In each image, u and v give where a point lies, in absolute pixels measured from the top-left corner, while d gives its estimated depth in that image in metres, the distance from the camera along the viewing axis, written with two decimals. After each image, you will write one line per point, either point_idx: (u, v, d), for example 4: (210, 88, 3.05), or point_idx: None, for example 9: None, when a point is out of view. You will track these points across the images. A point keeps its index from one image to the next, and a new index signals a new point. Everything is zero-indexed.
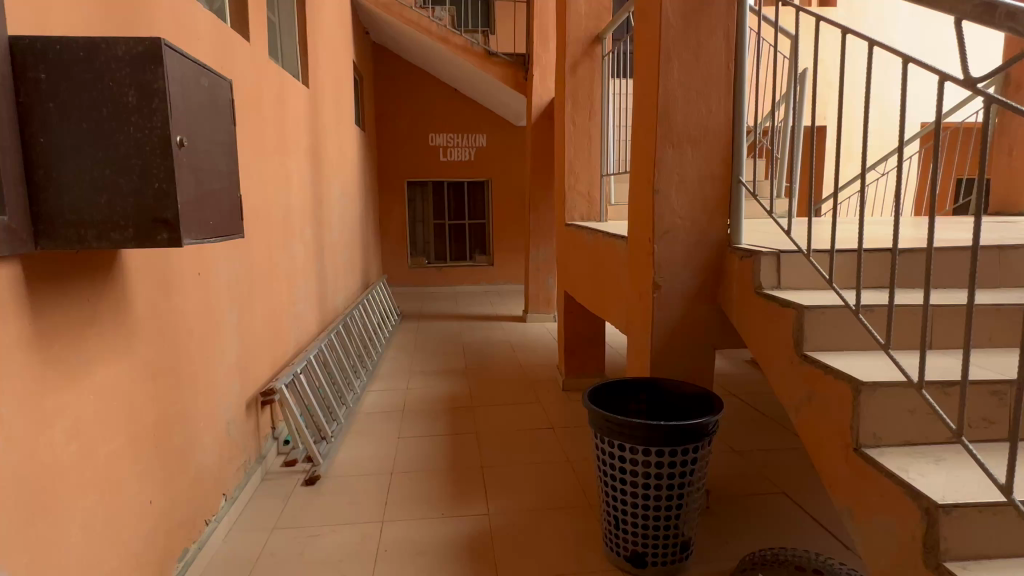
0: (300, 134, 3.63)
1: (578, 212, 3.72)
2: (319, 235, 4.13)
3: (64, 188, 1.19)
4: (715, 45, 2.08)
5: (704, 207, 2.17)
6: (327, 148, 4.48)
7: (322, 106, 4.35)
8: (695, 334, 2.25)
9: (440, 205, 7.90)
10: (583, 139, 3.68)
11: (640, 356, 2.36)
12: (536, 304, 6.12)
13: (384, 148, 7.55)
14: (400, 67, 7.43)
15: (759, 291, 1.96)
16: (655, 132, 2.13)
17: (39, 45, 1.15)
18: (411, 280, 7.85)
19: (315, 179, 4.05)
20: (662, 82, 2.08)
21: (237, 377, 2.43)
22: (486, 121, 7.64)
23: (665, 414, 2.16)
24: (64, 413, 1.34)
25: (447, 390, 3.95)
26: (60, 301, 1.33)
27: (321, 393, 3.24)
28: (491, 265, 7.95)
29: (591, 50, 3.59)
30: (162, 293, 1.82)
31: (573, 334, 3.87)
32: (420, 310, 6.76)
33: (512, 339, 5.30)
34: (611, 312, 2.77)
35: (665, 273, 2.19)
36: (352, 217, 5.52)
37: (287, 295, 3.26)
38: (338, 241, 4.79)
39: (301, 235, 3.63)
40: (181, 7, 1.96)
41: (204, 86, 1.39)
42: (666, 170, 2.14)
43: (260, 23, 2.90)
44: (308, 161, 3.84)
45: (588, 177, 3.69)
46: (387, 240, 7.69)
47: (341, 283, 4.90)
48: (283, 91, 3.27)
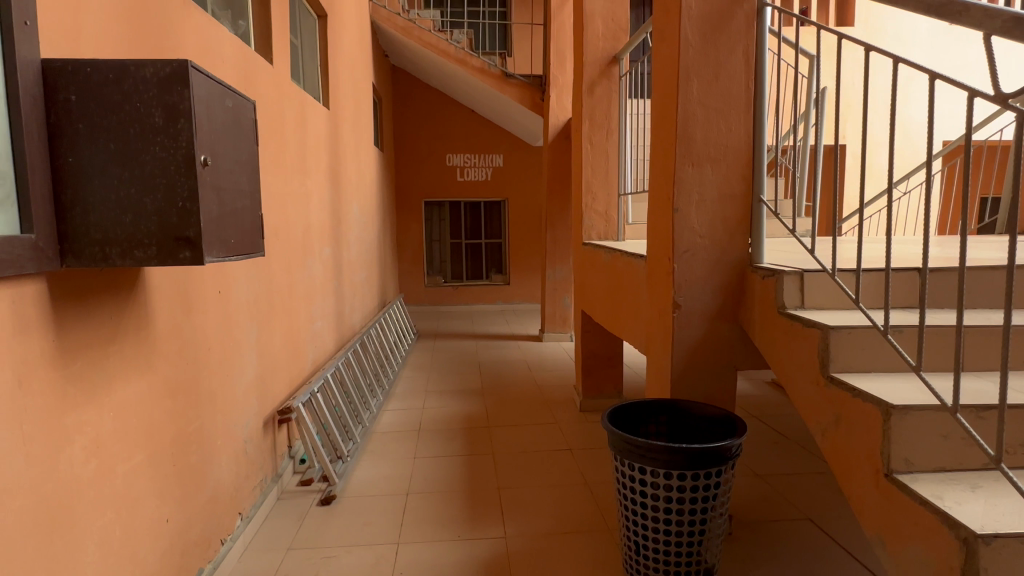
0: (320, 154, 3.68)
1: (596, 231, 3.71)
2: (337, 253, 4.17)
3: (90, 207, 1.21)
4: (734, 64, 2.08)
5: (724, 226, 2.15)
6: (346, 168, 4.54)
7: (342, 127, 4.42)
8: (716, 354, 2.21)
9: (457, 224, 7.95)
10: (601, 158, 3.68)
11: (659, 376, 2.32)
12: (552, 323, 6.09)
13: (402, 168, 7.63)
14: (419, 89, 7.54)
15: (782, 311, 1.92)
16: (674, 150, 2.12)
17: (70, 68, 1.17)
18: (427, 299, 7.87)
19: (334, 199, 4.09)
20: (681, 100, 2.08)
21: (255, 395, 2.44)
22: (503, 142, 7.70)
23: (686, 436, 2.12)
24: (84, 429, 1.34)
25: (463, 410, 3.93)
26: (84, 317, 1.34)
27: (337, 412, 3.24)
28: (507, 284, 7.95)
29: (608, 70, 3.61)
30: (183, 310, 1.83)
31: (591, 354, 3.84)
32: (436, 329, 6.76)
33: (528, 359, 5.27)
34: (629, 332, 2.74)
35: (685, 292, 2.16)
36: (370, 236, 5.57)
37: (306, 313, 3.28)
38: (355, 259, 4.83)
39: (320, 254, 3.67)
40: (207, 31, 2.01)
41: (228, 107, 1.41)
42: (686, 189, 2.12)
43: (283, 47, 2.96)
44: (328, 180, 3.89)
45: (605, 196, 3.69)
46: (404, 259, 7.74)
47: (358, 302, 4.93)
48: (304, 112, 3.32)
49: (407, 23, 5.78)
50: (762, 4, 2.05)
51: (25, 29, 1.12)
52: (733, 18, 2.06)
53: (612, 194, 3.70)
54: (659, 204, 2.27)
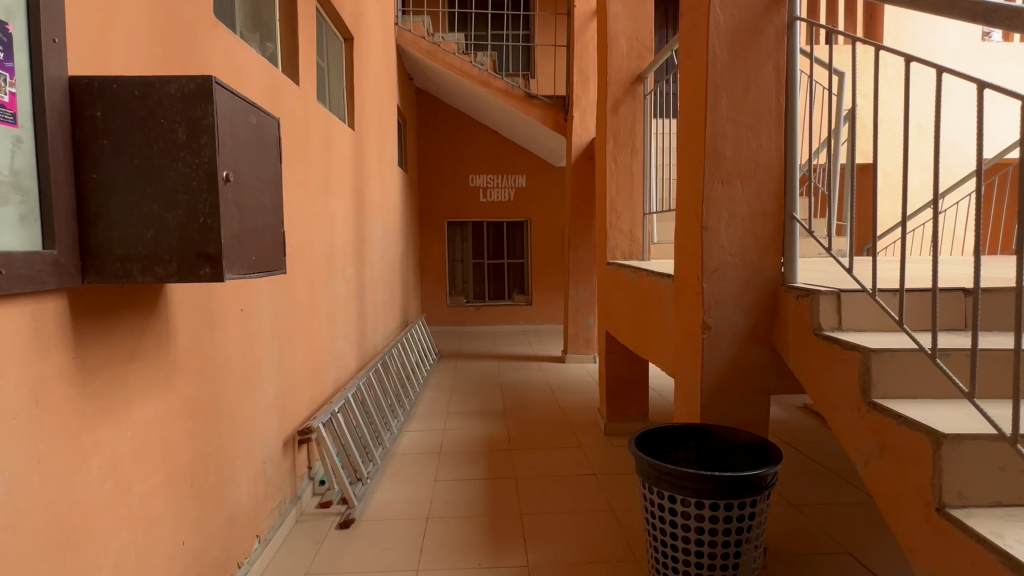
0: (345, 174, 3.71)
1: (620, 251, 3.67)
2: (360, 273, 4.17)
3: (112, 223, 1.20)
4: (764, 79, 2.03)
5: (756, 244, 2.08)
6: (371, 189, 4.57)
7: (367, 149, 4.46)
8: (748, 378, 2.13)
9: (480, 244, 7.95)
10: (625, 177, 3.64)
11: (688, 400, 2.24)
12: (575, 344, 6.00)
13: (425, 188, 7.69)
14: (443, 111, 7.63)
15: (818, 333, 1.84)
16: (702, 167, 2.06)
17: (96, 85, 1.18)
18: (449, 319, 7.85)
19: (358, 219, 4.11)
20: (709, 116, 2.03)
21: (276, 415, 2.42)
22: (526, 162, 7.72)
23: (717, 463, 2.03)
24: (100, 449, 1.32)
25: (485, 432, 3.86)
26: (105, 334, 1.33)
27: (358, 433, 3.20)
28: (529, 305, 7.90)
29: (632, 89, 3.59)
30: (205, 328, 1.83)
31: (615, 376, 3.75)
32: (458, 349, 6.73)
33: (550, 380, 5.19)
34: (655, 353, 2.67)
35: (715, 313, 2.09)
36: (393, 256, 5.60)
37: (328, 332, 3.27)
38: (378, 279, 4.83)
39: (343, 274, 3.67)
40: (234, 51, 2.03)
41: (252, 123, 1.41)
42: (715, 206, 2.06)
43: (309, 68, 2.99)
44: (352, 200, 3.91)
45: (630, 216, 3.65)
46: (427, 279, 7.75)
47: (381, 321, 4.92)
48: (330, 133, 3.35)
49: (432, 46, 5.86)
50: (793, 18, 2.00)
51: (53, 46, 1.12)
52: (762, 32, 2.02)
53: (636, 213, 3.66)
54: (687, 223, 2.22)
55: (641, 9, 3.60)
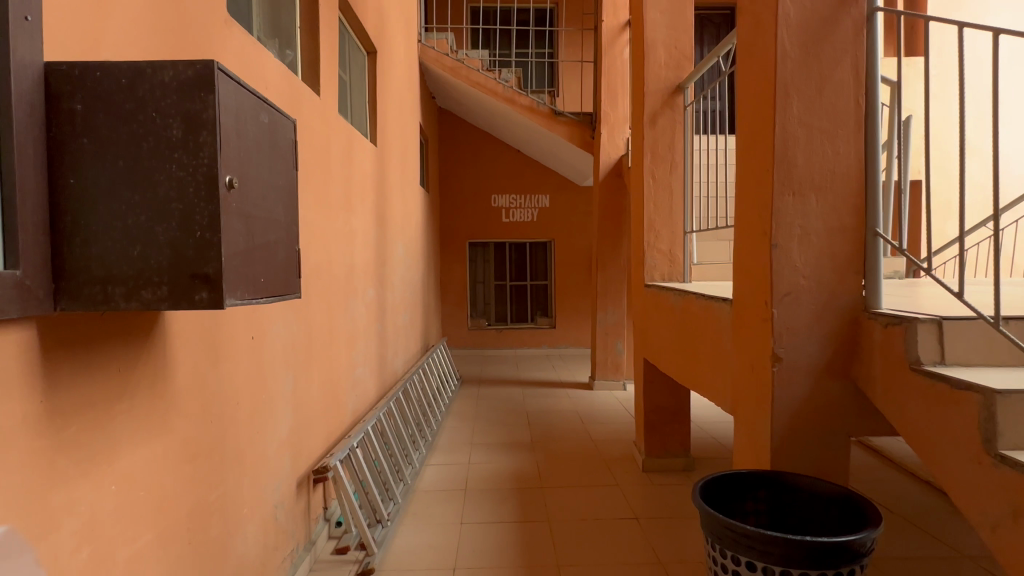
0: (366, 192, 3.52)
1: (659, 272, 3.40)
2: (381, 296, 3.96)
3: (92, 237, 0.98)
4: (841, 78, 1.79)
5: (833, 264, 1.82)
6: (392, 207, 4.39)
7: (389, 166, 4.29)
8: (824, 417, 1.85)
9: (502, 266, 7.74)
10: (664, 195, 3.40)
11: (753, 441, 1.96)
12: (604, 370, 5.71)
13: (447, 209, 7.52)
14: (465, 130, 7.49)
15: (918, 368, 1.57)
16: (770, 177, 1.82)
17: (77, 72, 0.97)
18: (470, 343, 7.61)
19: (379, 239, 3.92)
20: (779, 119, 1.79)
21: (289, 452, 2.19)
22: (549, 182, 7.54)
23: (792, 518, 1.75)
24: (74, 508, 1.09)
25: (512, 467, 3.60)
26: (85, 372, 1.11)
27: (377, 468, 2.96)
28: (553, 328, 7.64)
29: (671, 101, 3.38)
30: (210, 359, 1.61)
31: (654, 407, 3.47)
32: (480, 374, 6.49)
33: (579, 409, 4.91)
34: (709, 387, 2.40)
35: (786, 343, 1.83)
36: (414, 277, 5.40)
37: (347, 360, 3.05)
38: (400, 302, 4.63)
39: (363, 297, 3.46)
40: (248, 52, 1.85)
41: (264, 123, 1.20)
42: (787, 221, 1.81)
43: (331, 78, 2.83)
44: (374, 219, 3.73)
45: (669, 234, 3.40)
46: (448, 301, 7.55)
47: (401, 345, 4.70)
48: (351, 148, 3.18)
49: (456, 63, 5.75)
50: (873, 9, 1.77)
51: (26, 24, 0.92)
52: (838, 25, 1.79)
53: (676, 233, 3.41)
54: (750, 240, 1.97)
55: (680, 16, 3.40)
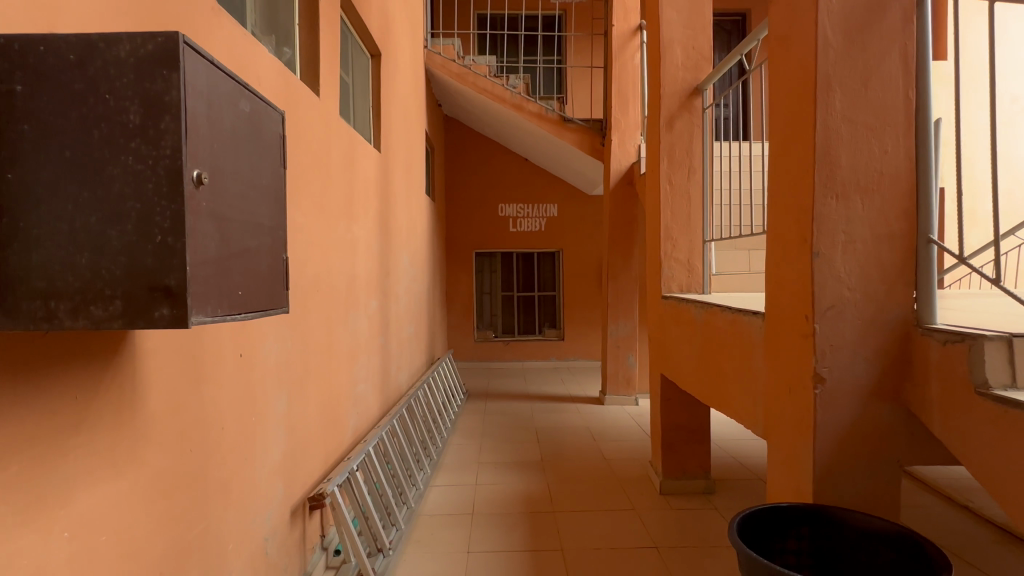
0: (369, 200, 3.38)
1: (677, 283, 3.23)
2: (384, 308, 3.80)
3: (33, 243, 0.82)
4: (888, 70, 1.63)
5: (881, 274, 1.64)
6: (397, 216, 4.24)
7: (393, 173, 4.14)
8: (872, 444, 1.67)
9: (509, 276, 7.58)
10: (681, 201, 3.23)
11: (792, 470, 1.78)
12: (615, 384, 5.51)
13: (453, 218, 7.38)
14: (471, 138, 7.37)
15: (984, 393, 1.36)
16: (810, 179, 1.65)
17: (17, 47, 0.82)
18: (476, 355, 7.44)
19: (383, 249, 3.76)
20: (820, 115, 1.62)
21: (281, 479, 2.02)
22: (558, 190, 7.39)
23: (837, 559, 1.56)
24: (14, 563, 0.92)
25: (522, 489, 3.41)
26: (30, 401, 0.95)
27: (378, 491, 2.77)
28: (561, 340, 7.45)
29: (689, 103, 3.22)
30: (191, 381, 1.45)
31: (672, 426, 3.27)
32: (487, 388, 6.30)
33: (590, 426, 4.72)
34: (738, 408, 2.21)
35: (830, 362, 1.65)
36: (419, 289, 5.24)
37: (347, 377, 2.88)
38: (404, 314, 4.47)
39: (366, 309, 3.31)
40: (239, 45, 1.71)
41: (243, 112, 1.05)
42: (830, 227, 1.64)
43: (332, 78, 2.68)
44: (377, 228, 3.58)
45: (688, 243, 3.23)
46: (453, 312, 7.39)
47: (406, 359, 4.53)
48: (353, 154, 3.04)
49: (463, 69, 5.62)
50: None
51: None
52: (884, 13, 1.63)
53: (694, 241, 3.24)
54: (785, 248, 1.80)
55: (698, 15, 3.25)
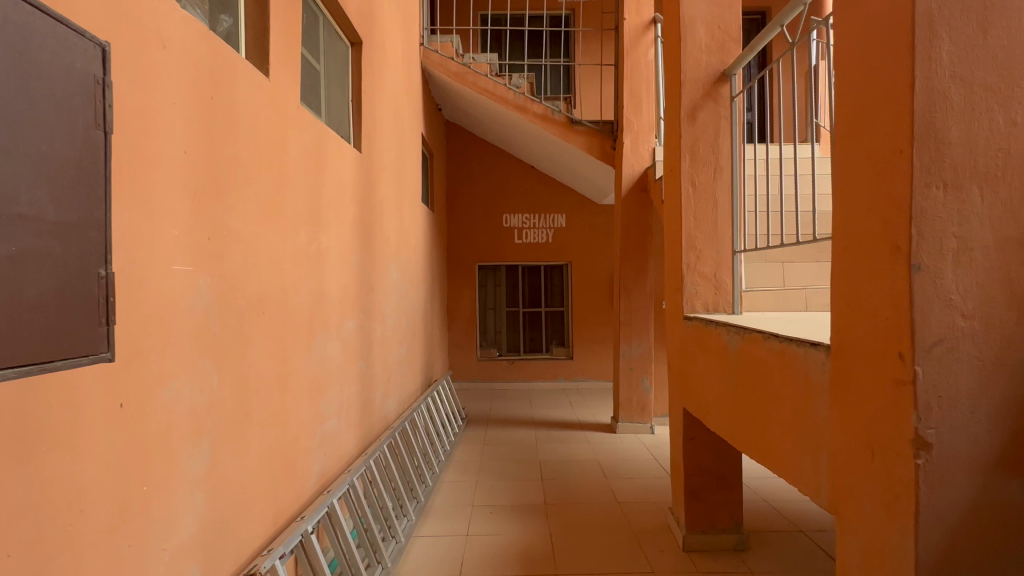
0: (345, 207, 2.94)
1: (702, 301, 2.75)
2: (366, 329, 3.35)
3: None
4: (1013, 10, 1.16)
5: (1009, 296, 1.16)
6: (383, 225, 3.81)
7: (380, 177, 3.72)
8: (997, 537, 1.18)
9: (515, 291, 7.12)
10: (707, 205, 2.75)
11: (879, 567, 1.29)
12: (628, 410, 5.00)
13: (454, 229, 6.95)
14: (474, 145, 6.96)
15: None
16: (905, 162, 1.17)
17: None
18: (479, 375, 6.97)
19: (364, 262, 3.32)
20: (922, 71, 1.15)
21: (197, 558, 1.56)
22: (566, 200, 6.95)
23: None
24: None
25: (520, 542, 2.92)
26: None
27: (345, 554, 2.31)
28: (570, 359, 6.96)
29: (715, 91, 2.76)
30: (10, 452, 1.00)
31: (697, 471, 2.77)
32: (488, 412, 5.82)
33: (601, 460, 4.22)
34: (790, 466, 1.72)
35: (938, 421, 1.16)
36: (413, 306, 4.80)
37: (309, 414, 2.42)
38: (393, 335, 4.02)
39: (339, 332, 2.85)
40: None
41: None
42: (935, 228, 1.16)
43: (291, 58, 2.26)
44: (356, 238, 3.14)
45: (714, 254, 2.75)
46: (455, 329, 6.94)
47: (395, 383, 4.08)
48: (322, 152, 2.61)
49: (462, 68, 5.22)
50: None
51: None
52: None
53: (722, 252, 2.76)
54: (862, 260, 1.32)
55: None
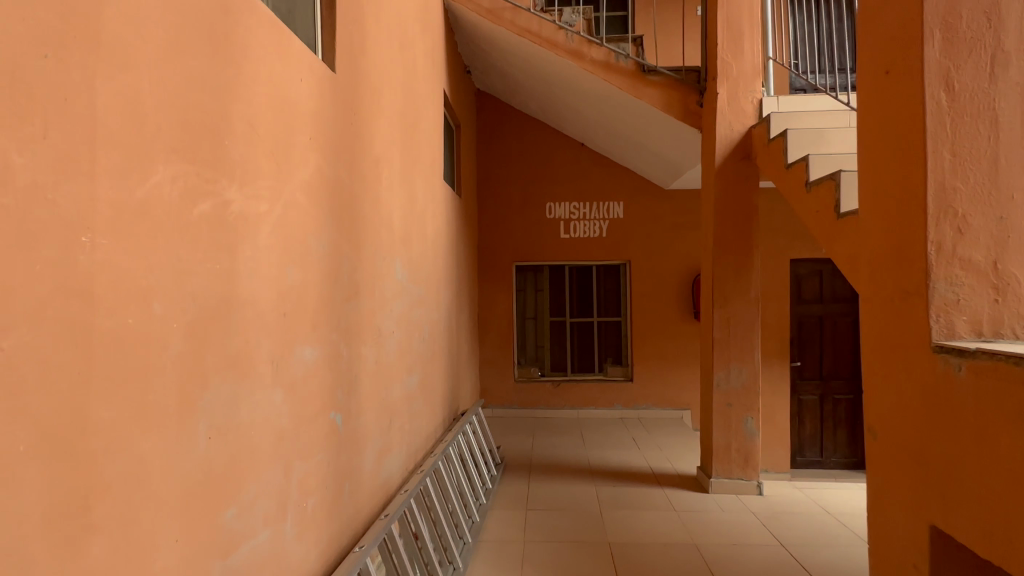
0: (293, 150, 1.68)
1: (969, 317, 1.40)
2: (346, 359, 2.11)
3: None
4: None
5: None
6: (382, 200, 2.56)
7: (375, 127, 2.47)
8: None
9: (561, 297, 5.80)
10: (977, 129, 1.41)
11: None
12: (725, 461, 3.61)
13: (487, 222, 5.69)
14: (511, 118, 5.69)
15: None
16: None
17: None
18: (518, 401, 5.68)
19: (341, 251, 2.07)
20: None
21: None
22: (625, 184, 5.62)
23: None
24: None
25: None
26: None
27: None
28: (629, 381, 5.62)
29: None
30: None
31: None
32: (532, 452, 4.52)
33: (703, 545, 2.89)
34: None
35: None
36: (430, 318, 3.54)
37: (180, 558, 1.17)
38: (397, 362, 2.77)
39: (277, 372, 1.58)
40: None
41: None
42: None
43: None
44: (323, 211, 1.90)
45: (990, 225, 1.42)
46: (487, 344, 5.68)
47: (401, 431, 2.82)
48: (233, 32, 1.37)
49: (497, 4, 4.00)
50: None
51: None
52: None
53: (1004, 220, 1.43)
54: None
55: None
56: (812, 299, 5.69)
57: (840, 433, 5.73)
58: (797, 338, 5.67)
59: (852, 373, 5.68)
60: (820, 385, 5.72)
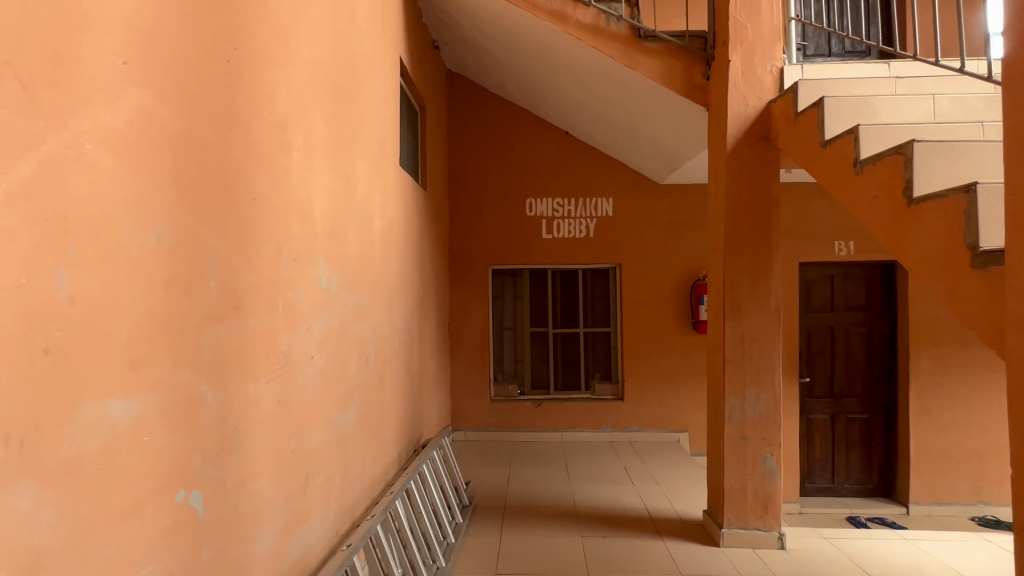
0: (81, 78, 1.01)
1: None
2: (214, 407, 1.42)
3: None
4: None
5: None
6: (292, 179, 1.87)
7: (280, 78, 1.79)
8: None
9: (542, 304, 5.12)
10: None
11: None
12: (740, 507, 2.96)
13: (459, 219, 5.02)
14: (487, 102, 5.03)
15: None
16: None
17: None
18: (494, 423, 5.00)
19: (205, 246, 1.39)
20: None
21: None
22: (615, 178, 4.98)
23: None
24: None
25: None
26: None
27: None
28: (619, 401, 4.97)
29: None
30: None
31: None
32: (507, 488, 3.85)
33: None
34: None
35: None
36: (377, 333, 2.85)
37: None
38: (319, 396, 2.08)
39: (23, 454, 0.89)
40: None
41: None
42: None
43: None
44: (161, 183, 1.22)
45: None
46: (459, 358, 5.01)
47: (326, 486, 2.13)
48: None
49: None
50: None
51: None
52: None
53: None
54: None
55: None
56: (823, 307, 5.09)
57: (855, 457, 5.12)
58: (806, 351, 5.06)
59: (866, 390, 5.08)
60: (832, 404, 5.10)
